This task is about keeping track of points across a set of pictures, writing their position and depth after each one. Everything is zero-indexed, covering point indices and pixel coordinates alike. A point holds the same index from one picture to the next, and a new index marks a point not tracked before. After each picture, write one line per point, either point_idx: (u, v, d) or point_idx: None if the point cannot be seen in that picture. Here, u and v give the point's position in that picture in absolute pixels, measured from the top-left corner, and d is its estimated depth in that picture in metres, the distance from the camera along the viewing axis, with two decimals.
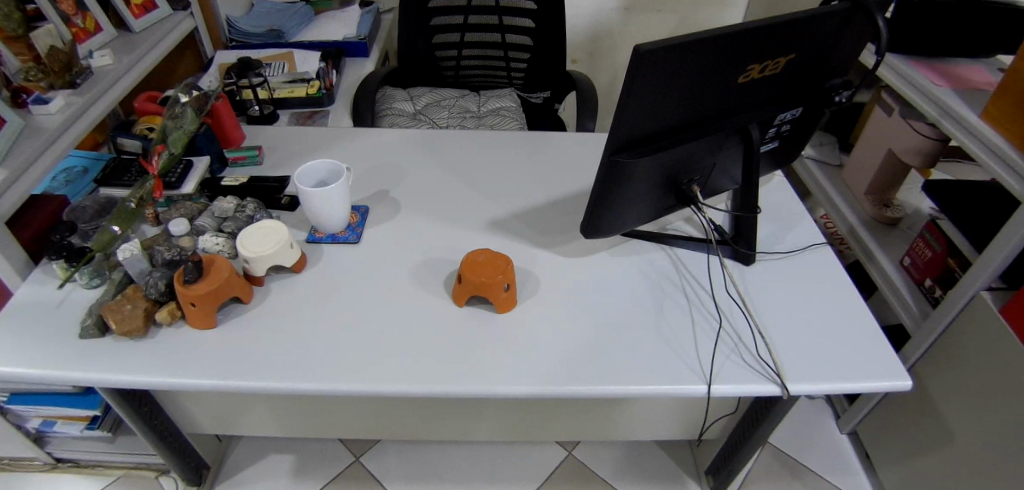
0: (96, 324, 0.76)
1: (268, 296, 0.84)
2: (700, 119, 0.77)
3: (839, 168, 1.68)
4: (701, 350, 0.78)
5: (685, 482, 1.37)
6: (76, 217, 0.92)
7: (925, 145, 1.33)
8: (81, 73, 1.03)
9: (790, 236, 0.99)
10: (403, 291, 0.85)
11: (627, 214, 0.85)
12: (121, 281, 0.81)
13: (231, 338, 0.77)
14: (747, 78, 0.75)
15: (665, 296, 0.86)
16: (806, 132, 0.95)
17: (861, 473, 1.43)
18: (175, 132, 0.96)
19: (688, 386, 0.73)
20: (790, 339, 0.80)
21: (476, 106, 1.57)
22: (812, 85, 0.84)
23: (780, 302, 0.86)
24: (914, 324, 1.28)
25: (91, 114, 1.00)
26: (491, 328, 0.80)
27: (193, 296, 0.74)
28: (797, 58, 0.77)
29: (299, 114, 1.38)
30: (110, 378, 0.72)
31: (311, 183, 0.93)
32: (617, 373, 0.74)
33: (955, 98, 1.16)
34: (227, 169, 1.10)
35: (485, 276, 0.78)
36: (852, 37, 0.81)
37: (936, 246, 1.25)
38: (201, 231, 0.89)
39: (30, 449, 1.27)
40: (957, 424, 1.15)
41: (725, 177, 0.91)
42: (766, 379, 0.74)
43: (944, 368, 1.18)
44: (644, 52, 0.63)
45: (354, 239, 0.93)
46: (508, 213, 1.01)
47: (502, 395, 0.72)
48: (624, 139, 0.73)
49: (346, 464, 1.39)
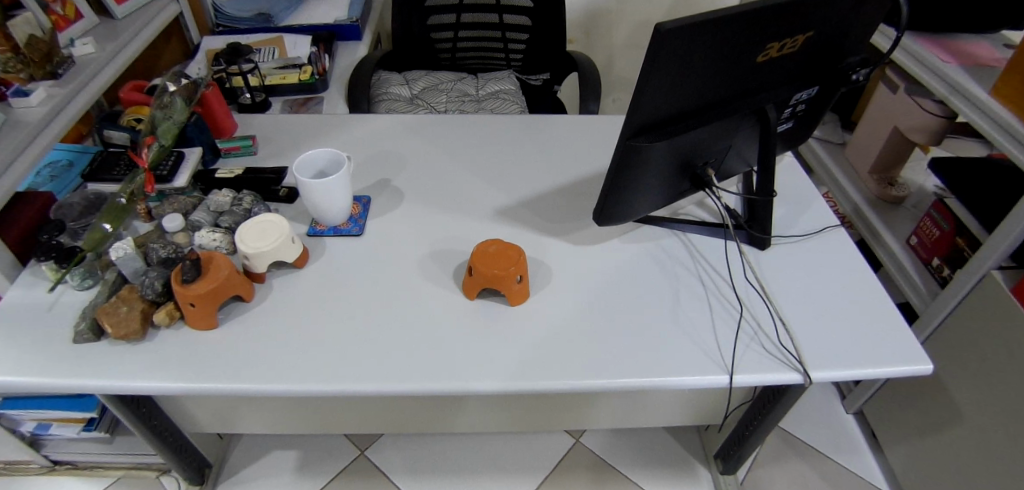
0: (90, 328, 0.72)
1: (269, 295, 0.80)
2: (718, 99, 0.74)
3: (841, 146, 1.67)
4: (722, 339, 0.76)
5: (695, 467, 1.37)
6: (63, 215, 0.86)
7: (930, 123, 1.32)
8: (63, 62, 0.98)
9: (804, 218, 0.97)
10: (411, 284, 0.82)
11: (641, 200, 0.82)
12: (114, 282, 0.77)
13: (238, 337, 0.74)
14: (766, 58, 0.72)
15: (680, 284, 0.84)
16: (820, 111, 0.92)
17: (867, 451, 1.43)
18: (164, 123, 0.91)
19: (709, 376, 0.71)
20: (809, 326, 0.78)
21: (475, 90, 1.52)
22: (828, 62, 0.81)
23: (797, 287, 0.84)
24: (922, 304, 1.28)
25: (74, 106, 0.95)
26: (504, 322, 0.77)
27: (192, 297, 0.71)
28: (815, 36, 0.74)
29: (292, 101, 1.32)
30: (107, 384, 0.69)
31: (310, 174, 0.88)
32: (636, 365, 0.72)
33: (964, 75, 1.13)
34: (220, 160, 1.04)
35: (498, 267, 0.75)
36: (870, 13, 0.78)
37: (945, 226, 1.25)
38: (197, 227, 0.84)
39: (25, 453, 1.24)
40: (965, 403, 1.15)
41: (739, 159, 0.88)
42: (788, 368, 0.72)
43: (954, 347, 1.18)
44: (667, 30, 0.60)
45: (357, 231, 0.89)
46: (516, 201, 0.97)
47: (481, 391, 0.69)
48: (641, 123, 0.70)
49: (351, 458, 1.37)
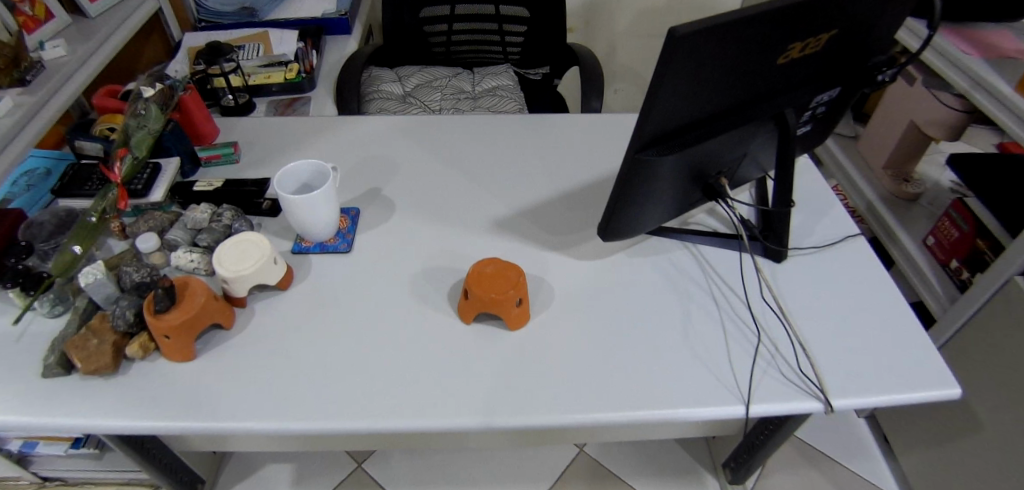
0: (59, 362, 0.67)
1: (251, 320, 0.75)
2: (734, 105, 0.68)
3: (854, 139, 1.61)
4: (737, 365, 0.71)
5: (702, 476, 1.33)
6: (32, 235, 0.80)
7: (949, 117, 1.28)
8: (31, 68, 0.92)
9: (821, 226, 0.91)
10: (403, 307, 0.77)
11: (649, 214, 0.76)
12: (86, 309, 0.72)
13: (218, 369, 0.69)
14: (786, 59, 0.66)
15: (691, 302, 0.78)
16: (841, 112, 0.86)
17: (879, 457, 1.39)
18: (138, 132, 0.85)
19: (724, 407, 0.66)
20: (830, 348, 0.73)
21: (471, 86, 1.45)
22: (852, 62, 0.75)
23: (816, 304, 0.79)
24: (939, 308, 1.22)
25: (43, 115, 0.89)
26: (503, 349, 0.72)
27: (166, 328, 0.66)
28: (840, 34, 0.68)
29: (278, 102, 1.24)
30: (76, 423, 0.65)
31: (294, 187, 0.83)
32: (645, 396, 0.67)
33: (987, 68, 1.07)
34: (200, 169, 0.98)
35: (496, 291, 0.70)
36: (899, 8, 0.71)
37: (964, 227, 1.19)
38: (173, 246, 0.79)
39: (13, 470, 1.21)
40: (984, 412, 1.10)
41: (754, 165, 0.82)
42: (809, 396, 0.68)
43: (973, 354, 1.13)
44: (681, 35, 0.54)
45: (345, 248, 0.84)
46: (515, 212, 0.92)
47: (477, 427, 0.64)
48: (651, 135, 0.64)
49: (348, 471, 1.34)
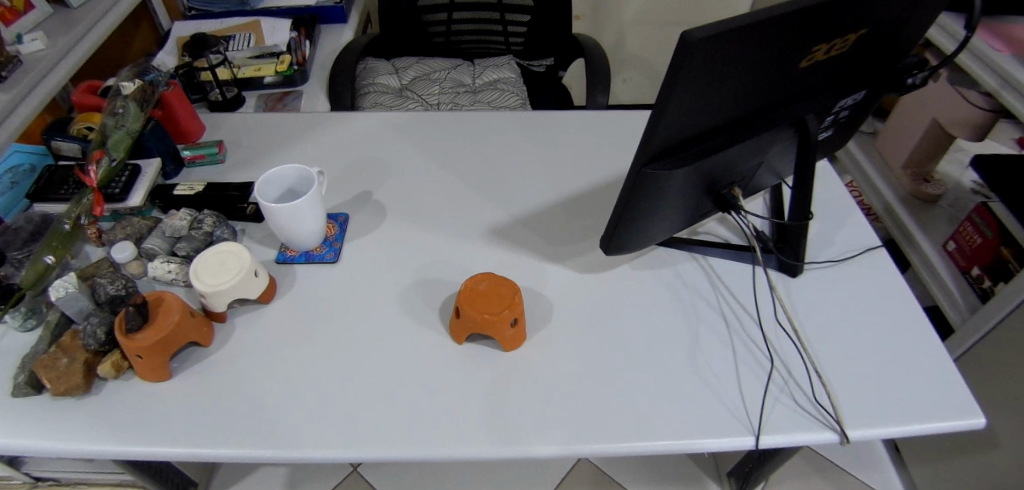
0: (29, 381, 0.64)
1: (231, 337, 0.71)
2: (751, 113, 0.63)
3: (872, 135, 1.54)
4: (747, 391, 0.66)
5: (705, 484, 1.30)
6: (5, 243, 0.76)
7: (974, 116, 1.23)
8: (8, 63, 0.86)
9: (839, 237, 0.85)
10: (391, 323, 0.73)
11: (656, 227, 0.72)
12: (57, 324, 0.69)
13: (195, 389, 0.66)
14: (810, 62, 0.60)
15: (699, 320, 0.74)
16: (865, 115, 0.79)
17: (890, 467, 1.35)
18: (115, 132, 0.81)
19: (732, 438, 0.62)
20: (847, 373, 0.68)
21: (471, 78, 1.39)
22: (880, 62, 0.69)
23: (833, 323, 0.74)
24: (958, 318, 1.17)
25: (19, 114, 0.85)
26: (496, 371, 0.67)
27: (138, 349, 0.62)
28: (869, 34, 0.62)
29: (268, 96, 1.20)
30: (45, 447, 0.61)
31: (278, 193, 0.78)
32: (646, 425, 0.63)
33: (1018, 66, 1.00)
34: (183, 170, 0.94)
35: (489, 311, 0.65)
36: (935, 4, 0.65)
37: (988, 233, 1.13)
38: (151, 256, 0.75)
39: (4, 470, 1.19)
40: (1002, 428, 1.05)
41: (770, 172, 0.77)
42: (823, 428, 0.63)
43: (993, 366, 1.08)
44: (695, 40, 0.48)
45: (332, 257, 0.80)
46: (513, 219, 0.87)
47: (467, 457, 0.61)
48: (659, 147, 0.59)
49: (344, 474, 1.31)
